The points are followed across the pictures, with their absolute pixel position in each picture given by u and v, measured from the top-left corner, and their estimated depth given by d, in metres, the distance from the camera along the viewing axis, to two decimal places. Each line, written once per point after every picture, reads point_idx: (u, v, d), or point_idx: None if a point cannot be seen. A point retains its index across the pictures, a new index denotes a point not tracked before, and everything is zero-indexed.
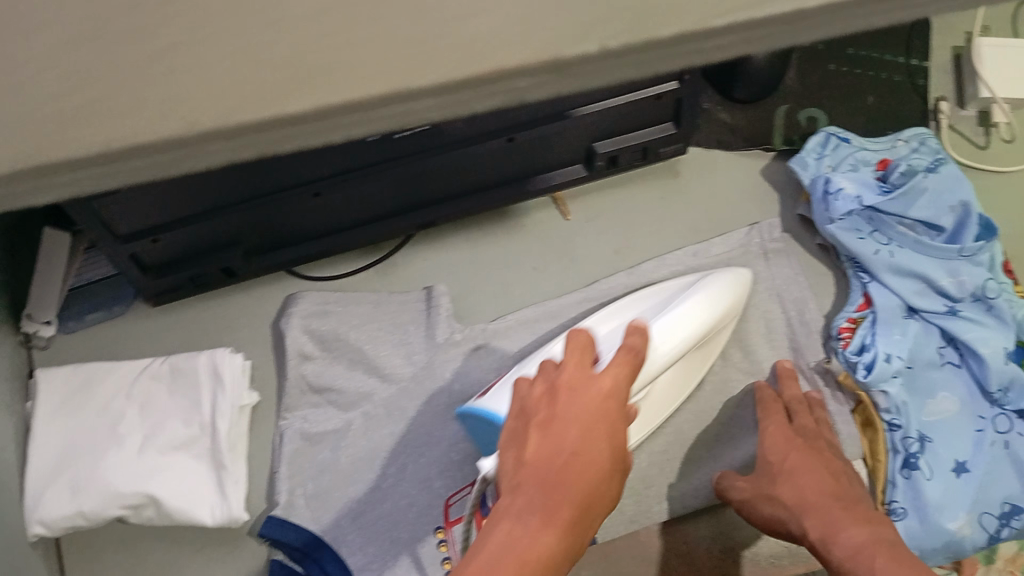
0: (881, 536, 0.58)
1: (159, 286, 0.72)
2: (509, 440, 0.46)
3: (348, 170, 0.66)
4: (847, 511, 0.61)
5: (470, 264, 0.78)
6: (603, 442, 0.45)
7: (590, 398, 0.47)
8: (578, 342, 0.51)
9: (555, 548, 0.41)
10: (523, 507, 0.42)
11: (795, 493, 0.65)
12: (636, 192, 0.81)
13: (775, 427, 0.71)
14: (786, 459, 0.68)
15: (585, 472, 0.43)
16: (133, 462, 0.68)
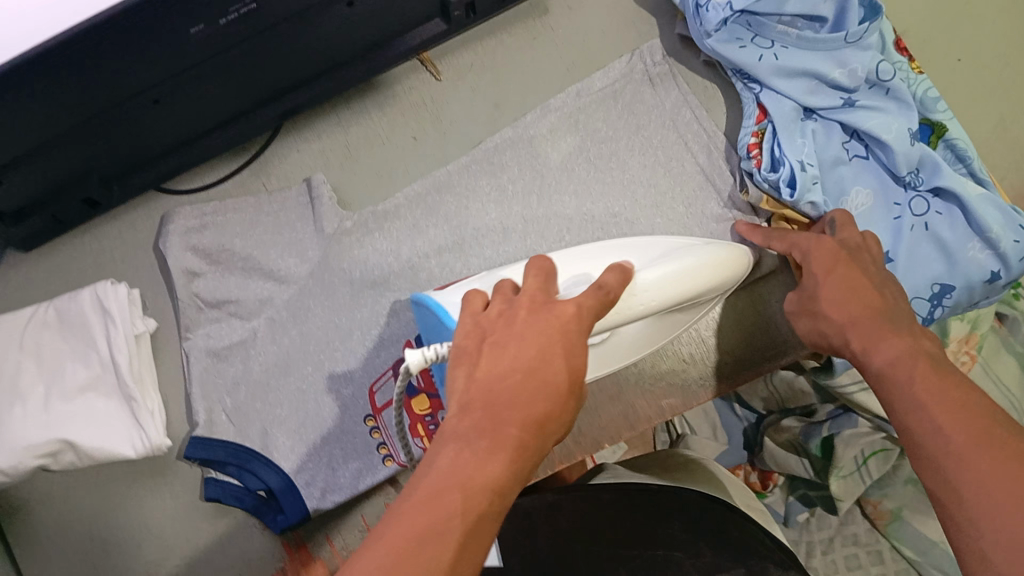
0: (918, 348, 0.51)
1: (22, 231, 0.68)
2: (457, 362, 0.43)
3: (190, 69, 0.61)
4: (881, 323, 0.54)
5: (348, 148, 0.75)
6: (560, 361, 0.42)
7: (552, 318, 0.44)
8: (539, 267, 0.49)
9: (502, 472, 0.37)
10: (468, 431, 0.39)
11: (835, 309, 0.57)
12: (507, 40, 0.76)
13: (815, 242, 0.63)
14: (825, 270, 0.60)
15: (535, 394, 0.41)
16: (41, 414, 0.66)
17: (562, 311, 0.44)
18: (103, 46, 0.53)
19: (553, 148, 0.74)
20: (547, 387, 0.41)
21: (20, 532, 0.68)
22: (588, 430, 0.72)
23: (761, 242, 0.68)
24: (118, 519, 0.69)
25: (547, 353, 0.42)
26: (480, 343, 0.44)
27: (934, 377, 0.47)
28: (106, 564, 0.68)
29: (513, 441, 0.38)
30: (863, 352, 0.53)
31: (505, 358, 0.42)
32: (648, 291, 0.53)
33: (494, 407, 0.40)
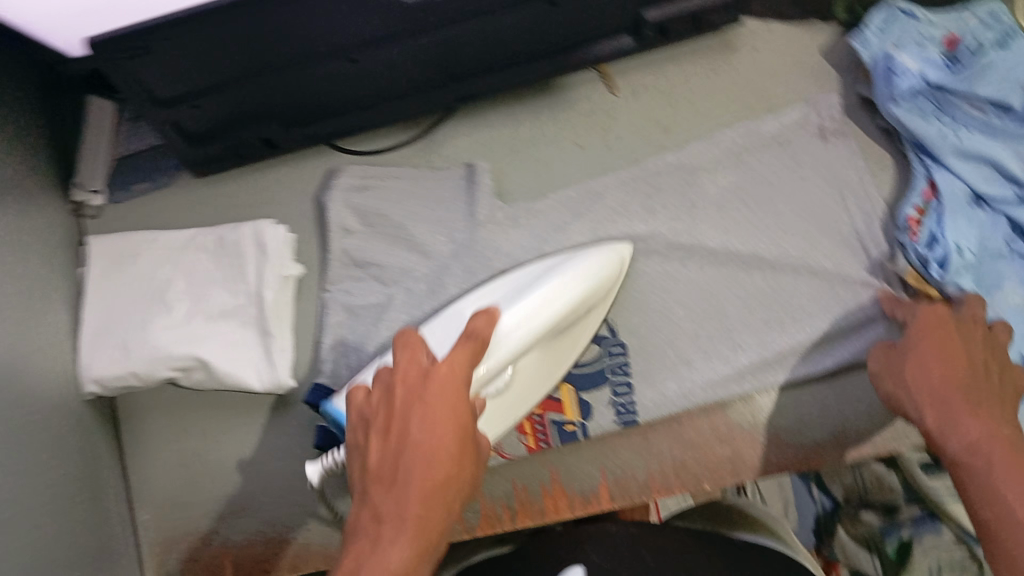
0: (1000, 434, 0.54)
1: (200, 156, 0.72)
2: (363, 431, 0.55)
3: (385, 37, 0.64)
4: (983, 400, 0.57)
5: (513, 142, 0.77)
6: (447, 432, 0.53)
7: (429, 391, 0.54)
8: (409, 340, 0.57)
9: (402, 552, 0.49)
10: (375, 522, 0.50)
11: (930, 377, 0.60)
12: (688, 69, 0.77)
13: (924, 314, 0.65)
14: (918, 342, 0.63)
15: (423, 470, 0.51)
16: (181, 326, 0.71)
17: (451, 388, 0.54)
18: None
19: (712, 180, 0.74)
20: (437, 469, 0.52)
21: (133, 438, 0.74)
22: (689, 465, 0.71)
23: (898, 315, 0.68)
24: (226, 445, 0.73)
25: (428, 435, 0.52)
26: (386, 423, 0.54)
27: (1018, 467, 0.52)
28: (207, 484, 0.73)
29: (413, 516, 0.50)
30: (941, 431, 0.57)
31: (391, 440, 0.53)
32: (529, 322, 0.59)
33: (386, 488, 0.51)
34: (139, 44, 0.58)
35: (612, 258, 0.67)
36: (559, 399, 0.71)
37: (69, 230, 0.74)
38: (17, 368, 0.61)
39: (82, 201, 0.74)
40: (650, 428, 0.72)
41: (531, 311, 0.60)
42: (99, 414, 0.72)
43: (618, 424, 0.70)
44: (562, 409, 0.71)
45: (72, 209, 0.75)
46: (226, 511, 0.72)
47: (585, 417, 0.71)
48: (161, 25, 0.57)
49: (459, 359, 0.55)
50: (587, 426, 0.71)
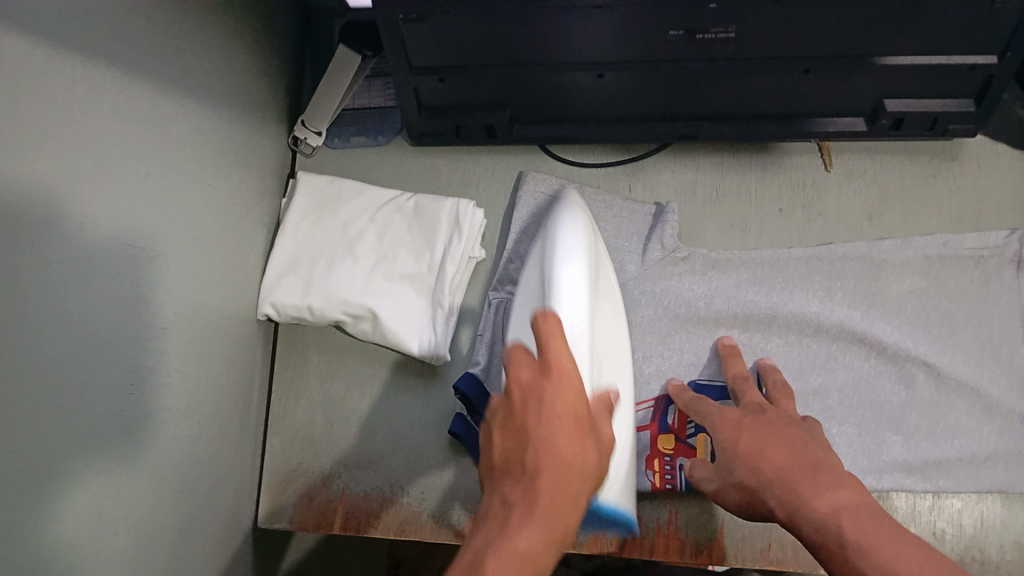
0: (851, 505, 0.53)
1: (425, 127, 0.76)
2: (491, 428, 0.50)
3: (642, 61, 0.67)
4: (811, 473, 0.56)
5: (715, 190, 0.78)
6: (562, 437, 0.47)
7: (557, 392, 0.48)
8: (519, 352, 0.51)
9: (535, 542, 0.44)
10: (497, 517, 0.46)
11: (762, 467, 0.58)
12: (905, 168, 0.78)
13: (722, 416, 0.64)
14: (737, 443, 0.61)
15: (554, 467, 0.46)
16: (364, 278, 0.74)
17: (576, 382, 0.49)
18: (599, 8, 0.61)
19: (897, 280, 0.74)
20: (561, 463, 0.46)
21: (287, 366, 0.77)
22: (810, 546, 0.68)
23: (686, 402, 0.68)
24: (369, 399, 0.76)
25: (553, 430, 0.47)
26: (510, 417, 0.49)
27: (870, 535, 0.50)
28: (340, 429, 0.75)
29: (542, 506, 0.45)
30: (796, 512, 0.54)
31: (513, 432, 0.48)
32: (571, 316, 0.55)
33: (517, 485, 0.46)
34: (426, 10, 0.62)
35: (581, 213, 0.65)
36: (694, 445, 0.70)
37: (285, 163, 0.79)
38: (207, 272, 0.66)
39: (302, 138, 0.79)
40: None
41: (572, 303, 0.55)
42: (266, 335, 0.76)
43: None
44: (693, 457, 0.69)
45: (291, 144, 0.80)
46: (353, 461, 0.74)
47: None
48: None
49: (564, 352, 0.50)
50: None
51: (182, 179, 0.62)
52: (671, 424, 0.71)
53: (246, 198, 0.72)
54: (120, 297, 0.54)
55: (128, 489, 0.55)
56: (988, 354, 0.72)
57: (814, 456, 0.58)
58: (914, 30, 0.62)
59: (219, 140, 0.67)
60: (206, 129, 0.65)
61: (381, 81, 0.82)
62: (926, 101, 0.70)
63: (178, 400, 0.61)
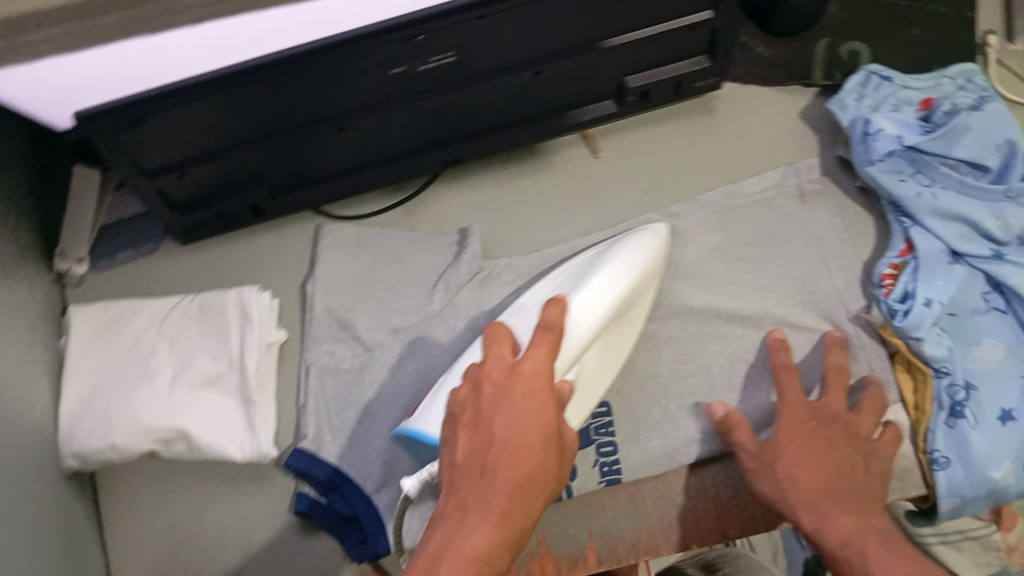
0: (869, 533, 0.60)
1: (186, 224, 0.72)
2: (455, 429, 0.51)
3: (379, 104, 0.66)
4: (846, 500, 0.62)
5: (498, 203, 0.78)
6: (534, 440, 0.48)
7: (521, 386, 0.50)
8: (498, 332, 0.55)
9: (495, 535, 0.46)
10: (457, 511, 0.47)
11: (800, 478, 0.63)
12: (669, 132, 0.79)
13: (789, 407, 0.67)
14: (795, 442, 0.65)
15: (512, 469, 0.47)
16: (164, 397, 0.69)
17: (542, 380, 0.51)
18: (308, 69, 0.59)
19: (694, 243, 0.75)
20: (522, 465, 0.47)
21: (116, 509, 0.72)
22: (678, 522, 0.69)
23: (783, 360, 0.69)
24: (209, 516, 0.71)
25: (519, 432, 0.48)
26: (471, 420, 0.50)
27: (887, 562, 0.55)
28: (189, 557, 0.70)
29: (501, 504, 0.46)
30: (816, 529, 0.61)
31: (480, 434, 0.49)
32: (580, 309, 0.61)
33: (473, 482, 0.48)
34: (133, 115, 0.58)
35: (650, 239, 0.68)
36: None
37: (52, 300, 0.73)
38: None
39: (65, 270, 0.74)
40: (636, 486, 0.70)
41: (590, 306, 0.61)
42: (81, 486, 0.71)
43: (603, 484, 0.70)
44: None
45: (56, 277, 0.74)
46: None
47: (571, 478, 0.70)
48: (153, 94, 0.56)
49: (541, 356, 0.53)
50: (570, 487, 0.70)
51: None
52: None
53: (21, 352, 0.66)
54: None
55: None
56: (789, 289, 0.74)
57: (844, 487, 0.63)
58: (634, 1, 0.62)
59: None
60: None
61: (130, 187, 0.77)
62: (663, 68, 0.71)
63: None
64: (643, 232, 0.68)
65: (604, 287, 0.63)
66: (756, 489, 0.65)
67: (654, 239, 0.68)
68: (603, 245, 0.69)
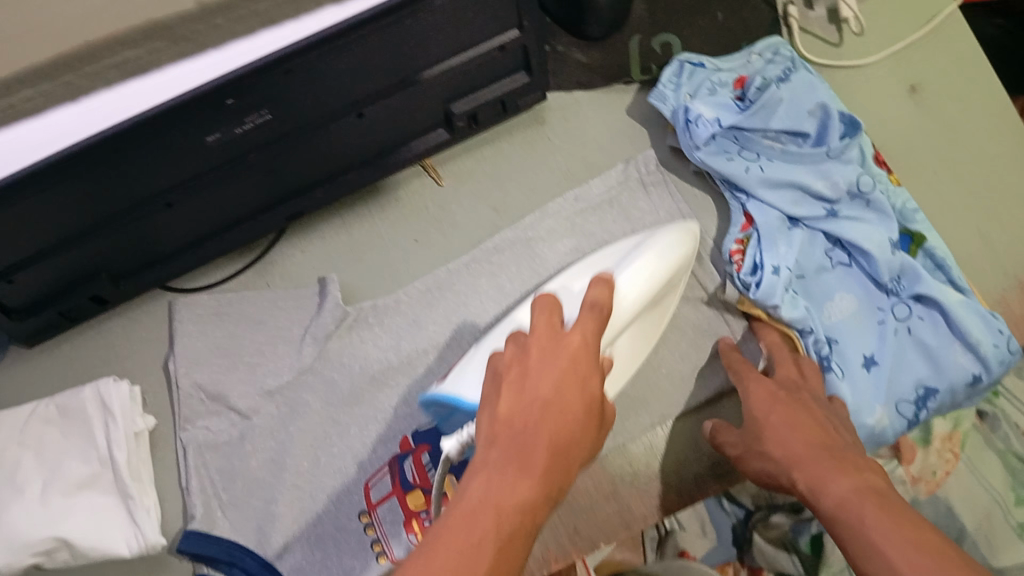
0: (869, 485, 0.55)
1: (29, 328, 0.70)
2: (492, 388, 0.47)
3: (204, 173, 0.64)
4: (825, 456, 0.59)
5: (351, 247, 0.78)
6: (578, 398, 0.46)
7: (564, 353, 0.48)
8: (545, 303, 0.53)
9: (537, 491, 0.42)
10: (499, 460, 0.43)
11: (783, 451, 0.63)
12: (507, 149, 0.80)
13: (756, 391, 0.68)
14: (769, 414, 0.66)
15: (554, 432, 0.44)
16: (37, 509, 0.65)
17: (587, 354, 0.48)
18: (116, 156, 0.57)
19: (552, 249, 0.77)
20: (565, 429, 0.45)
21: None
22: (582, 527, 0.71)
23: (736, 362, 0.72)
24: None
25: (563, 390, 0.46)
26: (508, 378, 0.47)
27: (891, 514, 0.52)
28: None
29: (544, 459, 0.43)
30: (814, 490, 0.58)
31: (522, 388, 0.46)
32: (631, 287, 0.59)
33: (516, 434, 0.44)
34: None
35: (682, 234, 0.64)
36: None
37: None
38: None
39: None
40: None
41: (637, 279, 0.60)
42: None
43: None
44: None
45: None
46: None
47: None
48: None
49: (588, 332, 0.50)
50: None
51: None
52: (414, 480, 0.71)
53: None
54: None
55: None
56: None
57: (834, 445, 0.61)
58: (438, 29, 0.63)
59: None
60: None
61: None
62: (485, 90, 0.73)
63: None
64: (676, 227, 0.64)
65: (660, 265, 0.61)
66: (750, 476, 0.65)
67: (686, 232, 0.65)
68: (630, 241, 0.64)
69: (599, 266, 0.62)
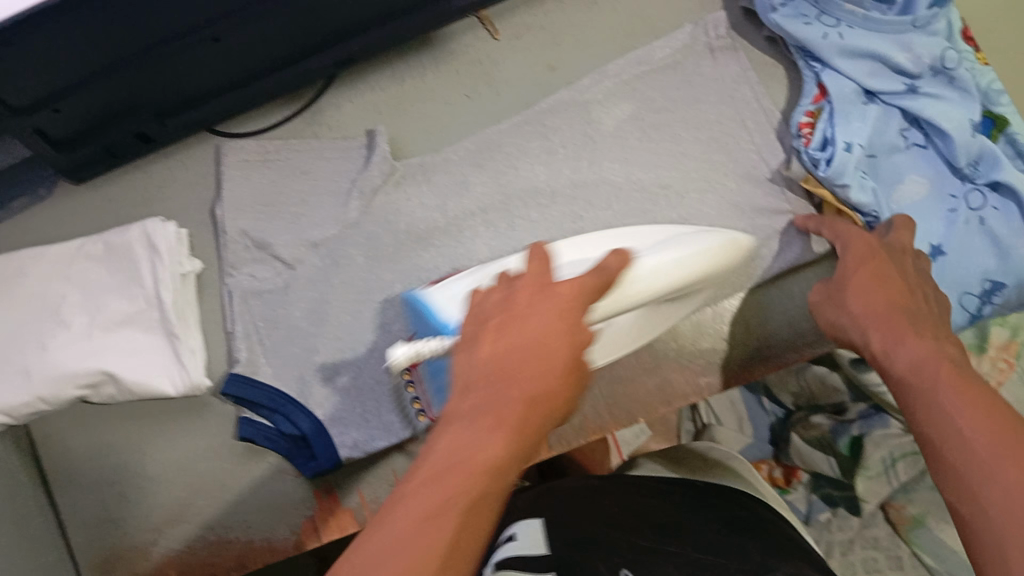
0: (946, 351, 0.48)
1: (76, 162, 0.69)
2: (473, 330, 0.42)
3: (250, 10, 0.62)
4: (911, 319, 0.52)
5: (402, 101, 0.75)
6: (571, 344, 0.41)
7: (557, 301, 0.42)
8: (539, 253, 0.45)
9: (506, 451, 0.37)
10: (469, 414, 0.38)
11: (862, 306, 0.55)
12: (569, 5, 0.76)
13: (854, 238, 0.62)
14: (858, 269, 0.58)
15: (537, 376, 0.39)
16: (82, 342, 0.67)
17: (590, 293, 0.44)
18: None
19: (609, 113, 0.74)
20: (543, 381, 0.39)
21: (59, 463, 0.71)
22: (621, 401, 0.71)
23: (815, 231, 0.68)
24: (150, 456, 0.71)
25: (557, 335, 0.41)
26: (492, 322, 0.41)
27: (965, 376, 0.45)
28: (138, 499, 0.70)
29: (514, 417, 0.38)
30: (886, 351, 0.50)
31: (510, 331, 0.41)
32: (639, 283, 0.50)
33: (496, 382, 0.39)
34: None
35: (733, 243, 0.55)
36: None
37: None
38: None
39: None
40: None
41: (663, 275, 0.50)
42: (16, 443, 0.69)
43: None
44: None
45: None
46: (160, 522, 0.70)
47: None
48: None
49: (616, 270, 0.46)
50: None
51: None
52: None
53: None
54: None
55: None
56: (710, 150, 0.73)
57: (911, 304, 0.54)
58: None
59: None
60: None
61: None
62: None
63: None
64: (729, 235, 0.55)
65: (690, 253, 0.52)
66: (822, 323, 0.59)
67: (740, 243, 0.56)
68: (671, 234, 0.57)
69: (630, 246, 0.55)
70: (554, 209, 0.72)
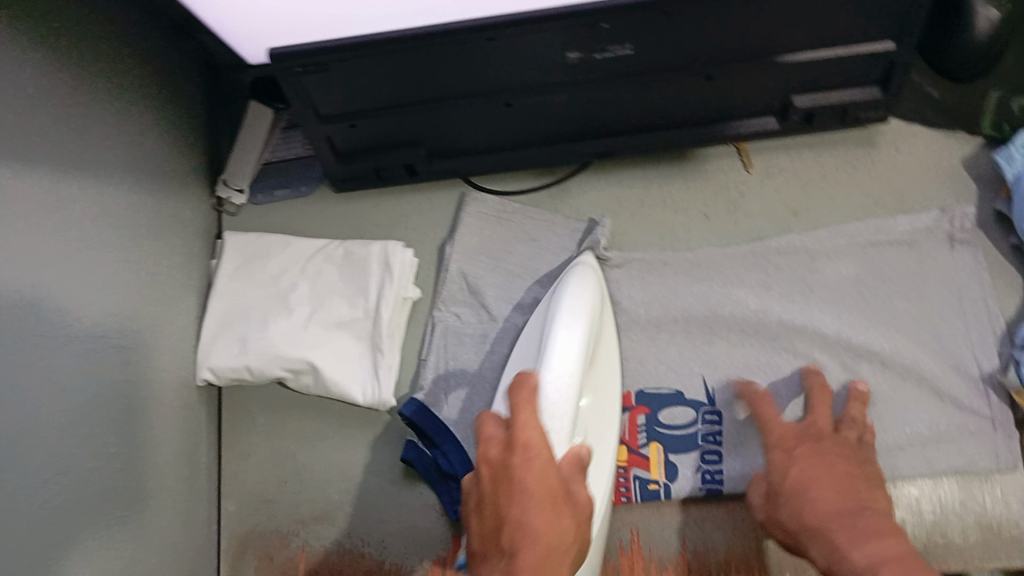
0: (894, 549, 0.52)
1: (344, 173, 0.76)
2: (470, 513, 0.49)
3: (546, 87, 0.67)
4: (854, 520, 0.55)
5: (641, 202, 0.80)
6: (544, 521, 0.45)
7: (526, 483, 0.46)
8: (492, 415, 0.50)
9: None
10: None
11: (802, 495, 0.59)
12: (823, 159, 0.79)
13: (776, 441, 0.64)
14: (788, 473, 0.61)
15: (532, 562, 0.44)
16: (299, 331, 0.73)
17: (543, 451, 0.47)
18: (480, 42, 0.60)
19: (834, 269, 0.75)
20: (540, 550, 0.44)
21: (236, 431, 0.76)
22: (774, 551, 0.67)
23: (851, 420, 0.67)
24: (316, 451, 0.75)
25: (525, 512, 0.45)
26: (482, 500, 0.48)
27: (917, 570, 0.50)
28: (294, 487, 0.74)
29: None
30: (835, 561, 0.54)
31: (493, 518, 0.47)
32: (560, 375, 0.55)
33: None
34: (318, 61, 0.61)
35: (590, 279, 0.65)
36: (647, 455, 0.71)
37: (209, 224, 0.79)
38: (144, 360, 0.65)
39: (225, 197, 0.79)
40: (736, 503, 0.69)
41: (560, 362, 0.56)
42: (209, 400, 0.75)
43: (701, 491, 0.69)
44: (647, 467, 0.70)
45: (215, 204, 0.79)
46: (309, 516, 0.73)
47: (670, 479, 0.70)
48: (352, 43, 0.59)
49: (531, 420, 0.48)
50: (669, 487, 0.70)
51: (117, 247, 0.62)
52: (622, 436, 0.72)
53: (174, 260, 0.71)
54: (61, 367, 0.54)
55: (95, 553, 0.56)
56: (926, 333, 0.73)
57: (858, 514, 0.56)
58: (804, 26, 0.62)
59: (145, 207, 0.67)
60: (123, 202, 0.64)
61: (296, 131, 0.82)
62: (836, 92, 0.71)
63: (128, 470, 0.61)
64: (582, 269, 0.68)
65: (577, 335, 0.58)
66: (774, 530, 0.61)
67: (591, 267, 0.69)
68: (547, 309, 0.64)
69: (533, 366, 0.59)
70: (759, 342, 0.73)
